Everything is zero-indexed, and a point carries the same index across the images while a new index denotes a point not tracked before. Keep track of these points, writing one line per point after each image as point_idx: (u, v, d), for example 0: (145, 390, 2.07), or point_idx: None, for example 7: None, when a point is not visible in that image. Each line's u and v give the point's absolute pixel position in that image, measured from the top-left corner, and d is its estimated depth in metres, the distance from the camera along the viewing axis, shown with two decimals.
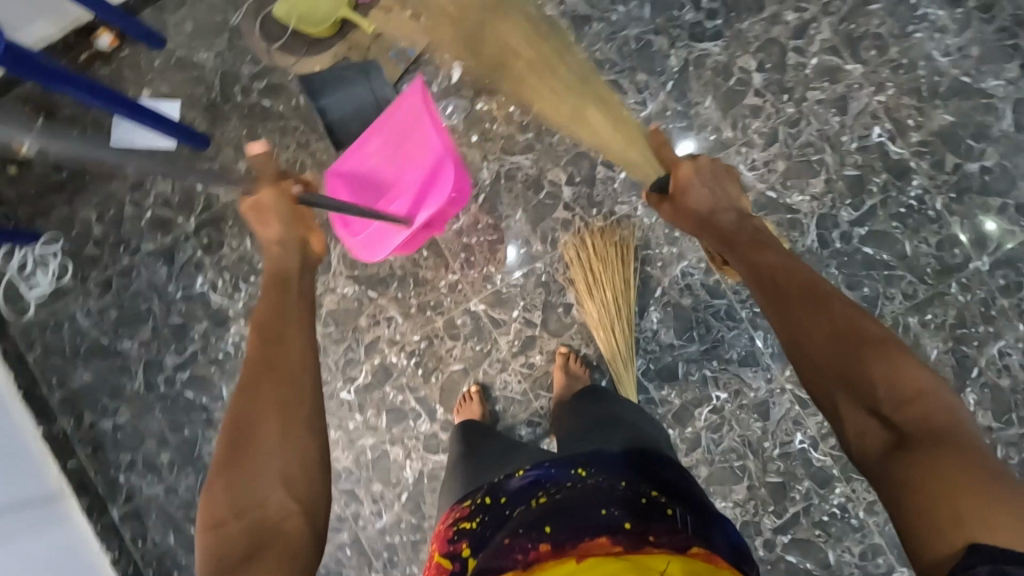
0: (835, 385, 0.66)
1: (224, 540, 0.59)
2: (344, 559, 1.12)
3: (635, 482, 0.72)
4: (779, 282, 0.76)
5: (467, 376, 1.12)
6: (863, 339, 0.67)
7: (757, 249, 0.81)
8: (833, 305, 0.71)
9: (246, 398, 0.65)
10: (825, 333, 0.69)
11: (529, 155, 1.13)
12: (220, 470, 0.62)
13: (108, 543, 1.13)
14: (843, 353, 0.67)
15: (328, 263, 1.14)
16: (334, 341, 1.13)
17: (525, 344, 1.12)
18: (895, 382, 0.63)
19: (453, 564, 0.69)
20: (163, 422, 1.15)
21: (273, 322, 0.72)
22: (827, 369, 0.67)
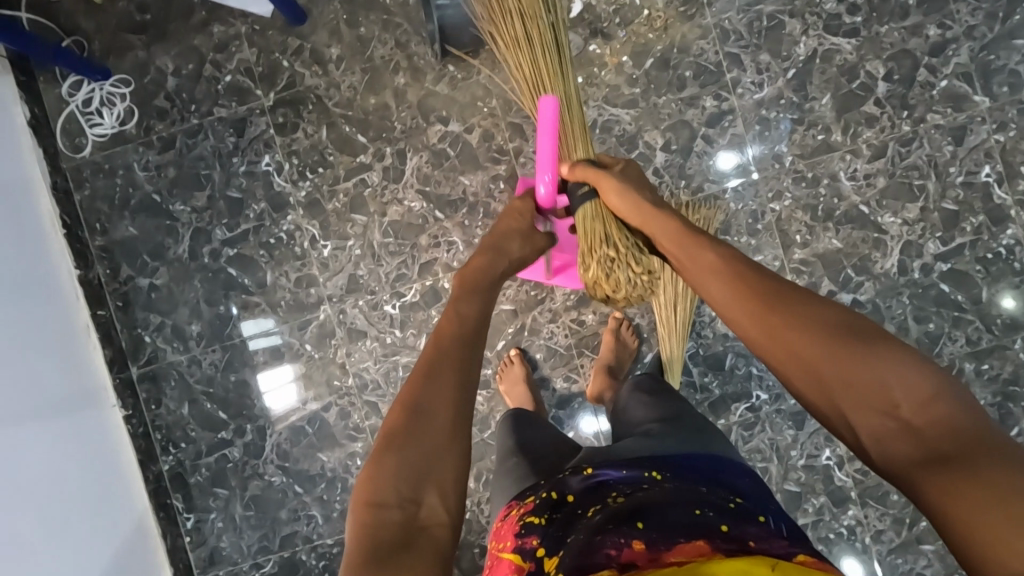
0: (841, 407, 0.54)
1: (375, 526, 0.56)
2: (353, 468, 1.12)
3: (716, 492, 0.70)
4: (729, 277, 0.63)
5: (515, 319, 1.10)
6: (849, 333, 0.54)
7: (717, 242, 0.67)
8: (809, 302, 0.58)
9: (423, 395, 0.63)
10: (805, 330, 0.56)
11: (631, 111, 1.08)
12: (380, 453, 0.60)
13: (122, 399, 1.11)
14: (834, 358, 0.53)
15: (401, 173, 1.10)
16: (390, 252, 1.11)
17: (580, 301, 1.10)
18: (906, 379, 0.50)
19: (527, 562, 0.66)
20: (201, 294, 1.13)
21: (459, 324, 0.71)
22: (825, 390, 0.54)
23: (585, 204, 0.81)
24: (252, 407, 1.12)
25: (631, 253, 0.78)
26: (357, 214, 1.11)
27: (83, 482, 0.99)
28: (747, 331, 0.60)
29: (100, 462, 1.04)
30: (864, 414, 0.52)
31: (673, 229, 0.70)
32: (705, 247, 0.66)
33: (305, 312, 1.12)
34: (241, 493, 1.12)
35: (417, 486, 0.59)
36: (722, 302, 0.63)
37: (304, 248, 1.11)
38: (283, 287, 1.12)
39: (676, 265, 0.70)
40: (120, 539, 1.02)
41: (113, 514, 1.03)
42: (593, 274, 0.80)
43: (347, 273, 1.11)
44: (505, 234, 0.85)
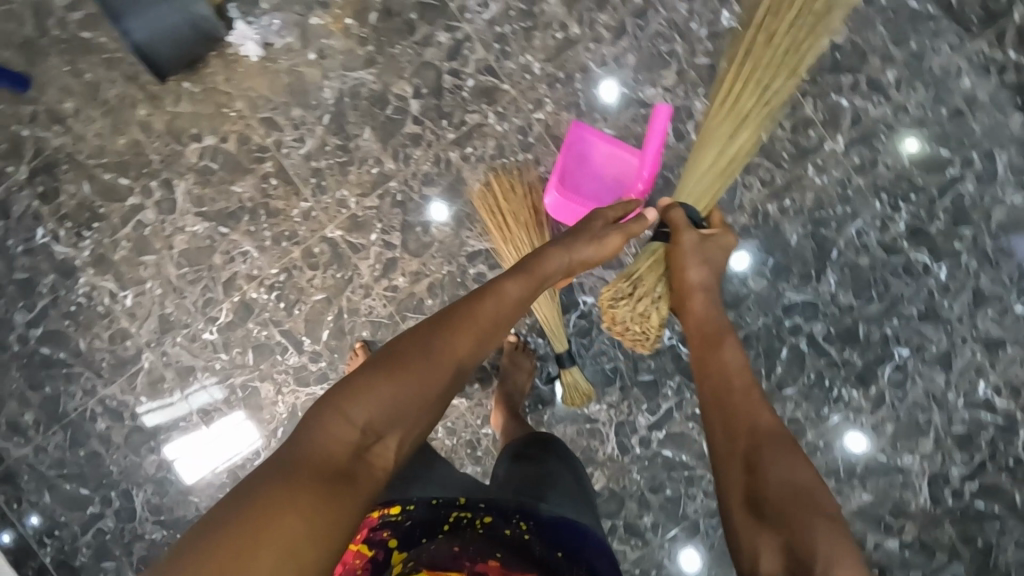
0: (757, 524, 0.65)
1: (338, 435, 0.62)
2: None
3: (569, 560, 0.66)
4: (729, 396, 0.76)
5: (331, 305, 1.10)
6: (813, 498, 0.64)
7: (740, 366, 0.79)
8: (788, 451, 0.69)
9: (444, 354, 0.70)
10: (779, 475, 0.67)
11: (372, 70, 1.07)
12: (381, 373, 0.67)
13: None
14: (789, 502, 0.64)
15: (174, 202, 1.09)
16: (190, 281, 1.10)
17: (386, 267, 1.09)
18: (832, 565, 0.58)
19: (375, 552, 0.67)
20: (23, 383, 1.11)
21: (502, 311, 0.77)
22: (758, 508, 0.65)
23: (656, 244, 0.88)
24: (112, 474, 1.12)
25: (647, 307, 0.86)
26: (146, 255, 1.10)
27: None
28: (725, 427, 0.73)
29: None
30: (774, 544, 0.62)
31: (705, 329, 0.84)
32: (730, 366, 0.79)
33: (130, 366, 1.11)
34: (129, 559, 1.12)
35: (387, 426, 0.65)
36: (721, 399, 0.76)
37: (107, 305, 1.10)
38: (99, 349, 1.11)
39: (692, 357, 0.83)
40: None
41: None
42: (609, 291, 0.87)
43: (155, 315, 1.10)
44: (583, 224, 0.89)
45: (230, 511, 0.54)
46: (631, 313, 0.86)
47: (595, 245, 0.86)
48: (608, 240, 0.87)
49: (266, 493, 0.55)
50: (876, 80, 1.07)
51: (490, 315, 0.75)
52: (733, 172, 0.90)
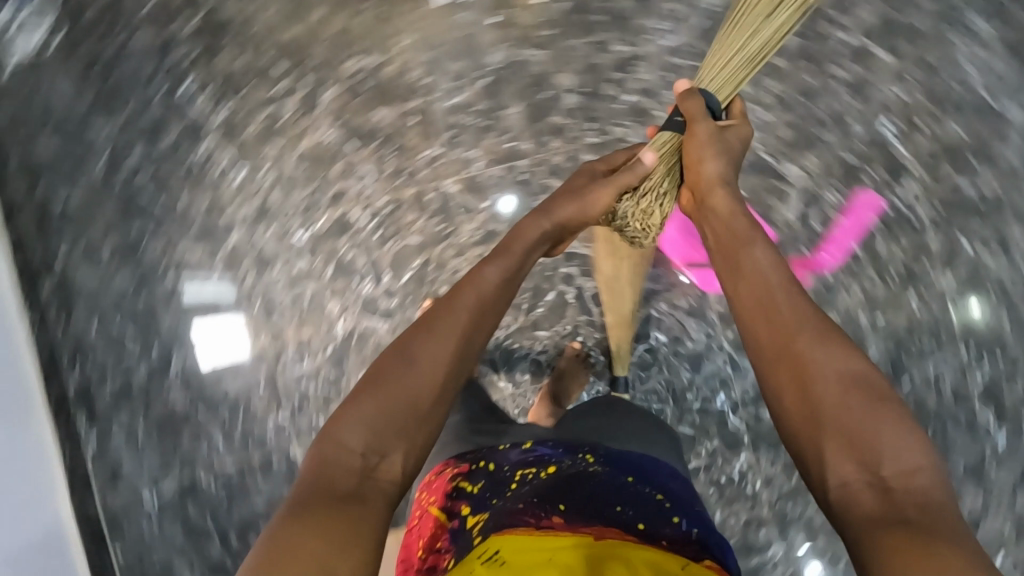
0: (818, 426, 0.61)
1: (339, 460, 0.62)
2: (256, 393, 1.14)
3: (640, 482, 0.76)
4: (767, 298, 0.72)
5: (422, 252, 1.12)
6: (867, 389, 0.62)
7: (773, 262, 0.75)
8: (834, 344, 0.66)
9: (424, 359, 0.70)
10: (831, 367, 0.64)
11: (543, 53, 1.10)
12: (362, 396, 0.67)
13: (27, 316, 1.11)
14: (847, 397, 0.61)
15: (316, 103, 1.12)
16: (302, 181, 1.13)
17: (486, 237, 1.12)
18: (885, 445, 0.58)
19: (453, 519, 0.72)
20: (115, 215, 1.14)
21: (486, 309, 0.77)
22: (818, 410, 0.62)
23: (665, 136, 0.83)
24: (161, 329, 1.14)
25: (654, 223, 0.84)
26: (272, 142, 1.13)
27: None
28: (769, 327, 0.69)
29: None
30: (840, 447, 0.59)
31: (732, 227, 0.79)
32: (745, 270, 0.75)
33: (216, 237, 1.14)
34: (145, 413, 1.14)
35: (386, 441, 0.65)
36: (758, 305, 0.72)
37: (218, 174, 1.13)
38: (196, 211, 1.13)
39: (721, 264, 0.79)
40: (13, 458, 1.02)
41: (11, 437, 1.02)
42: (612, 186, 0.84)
43: (258, 200, 1.13)
44: (576, 186, 0.89)
45: (254, 567, 0.52)
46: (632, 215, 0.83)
47: (584, 178, 0.89)
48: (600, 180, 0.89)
49: (286, 536, 0.55)
50: (1008, 237, 1.07)
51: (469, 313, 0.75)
52: (761, 63, 0.83)
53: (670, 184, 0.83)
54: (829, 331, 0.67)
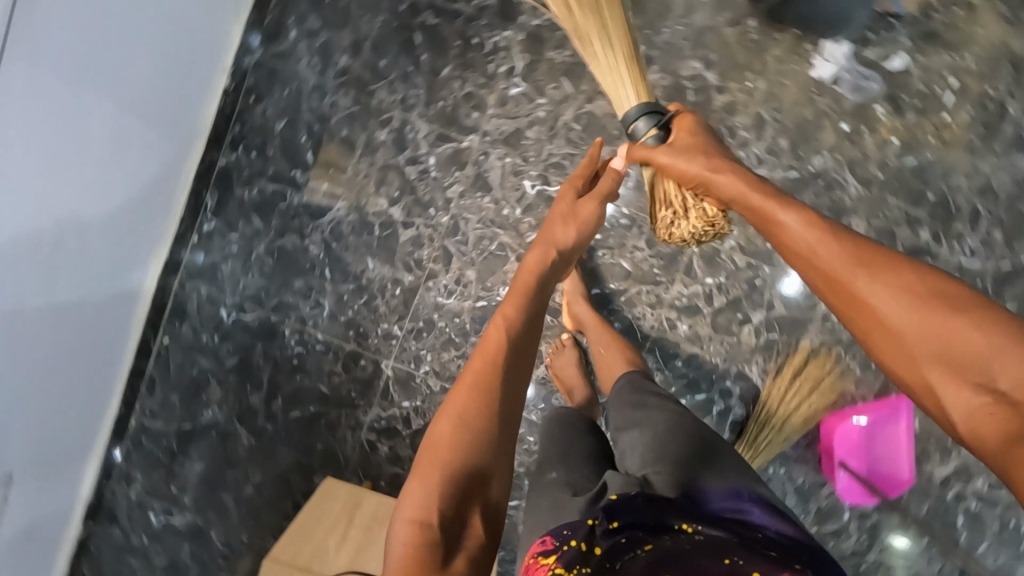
0: (909, 358, 0.49)
1: (419, 545, 0.55)
2: (387, 293, 1.05)
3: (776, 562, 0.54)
4: (810, 250, 0.57)
5: (623, 280, 1.05)
6: (920, 289, 0.50)
7: (801, 224, 0.58)
8: (887, 265, 0.52)
9: (454, 408, 0.62)
10: (902, 296, 0.50)
11: (859, 189, 1.01)
12: (414, 472, 0.60)
13: (227, 82, 1.01)
14: (914, 315, 0.49)
15: None
16: (569, 138, 1.01)
17: (687, 308, 1.05)
18: (995, 361, 0.45)
19: None
20: (373, 36, 1.01)
21: (509, 340, 0.67)
22: (898, 338, 0.50)
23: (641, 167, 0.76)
24: (342, 173, 1.03)
25: (698, 207, 0.73)
26: (567, 81, 1.00)
27: (128, 157, 0.86)
28: (823, 286, 0.56)
29: (157, 140, 0.91)
30: (949, 377, 0.47)
31: (750, 202, 0.63)
32: (783, 237, 0.59)
33: (452, 129, 1.01)
34: (271, 236, 1.04)
35: (461, 505, 0.58)
36: (803, 265, 0.58)
37: (496, 71, 1.00)
38: (449, 89, 1.01)
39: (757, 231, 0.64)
40: (135, 224, 0.92)
41: (143, 202, 0.93)
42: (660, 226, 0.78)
43: (516, 124, 1.01)
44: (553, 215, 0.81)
45: None
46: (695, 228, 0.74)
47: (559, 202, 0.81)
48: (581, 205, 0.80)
49: None
50: None
51: (491, 348, 0.67)
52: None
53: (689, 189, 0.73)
54: (869, 244, 0.55)
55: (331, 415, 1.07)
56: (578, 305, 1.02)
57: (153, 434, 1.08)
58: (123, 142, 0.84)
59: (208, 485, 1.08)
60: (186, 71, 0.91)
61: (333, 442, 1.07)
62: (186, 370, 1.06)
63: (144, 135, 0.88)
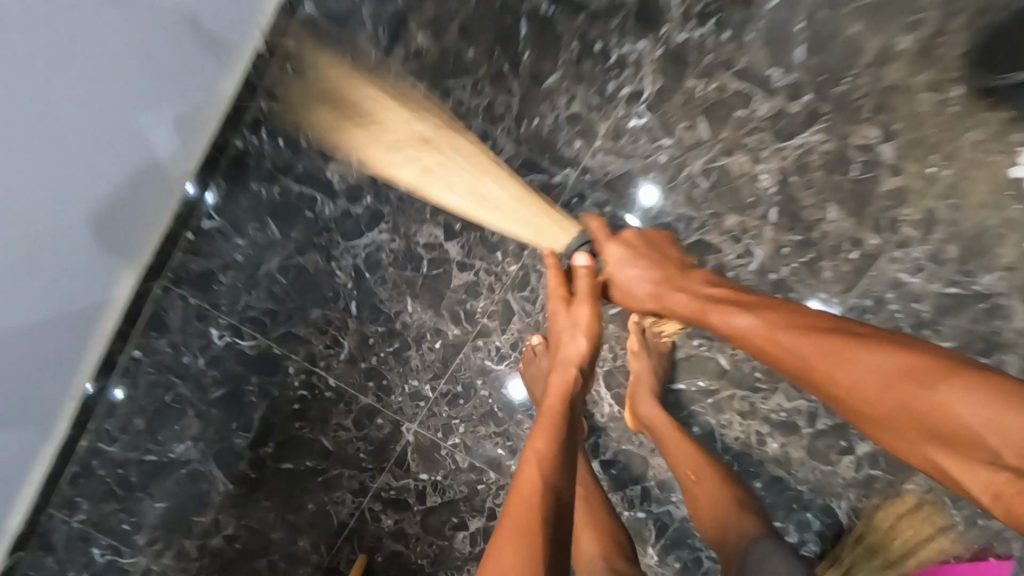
0: (902, 439, 0.47)
1: None
2: (423, 345, 0.83)
3: None
4: (776, 342, 0.55)
5: (718, 378, 0.85)
6: (927, 370, 0.46)
7: (753, 329, 0.57)
8: (866, 353, 0.49)
9: (501, 570, 0.50)
10: (878, 381, 0.48)
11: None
12: None
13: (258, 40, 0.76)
14: (879, 387, 0.48)
15: (789, 133, 0.77)
16: (690, 198, 0.79)
17: (784, 424, 0.86)
18: (957, 412, 0.43)
19: None
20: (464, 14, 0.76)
21: (548, 481, 0.56)
22: (878, 418, 0.49)
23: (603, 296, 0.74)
24: (392, 186, 0.79)
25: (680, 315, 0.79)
26: (704, 124, 0.77)
27: (91, 149, 0.63)
28: (812, 388, 0.53)
29: (144, 133, 0.68)
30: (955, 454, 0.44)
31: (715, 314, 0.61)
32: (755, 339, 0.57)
33: (544, 157, 0.78)
34: (287, 249, 0.80)
35: None
36: (789, 362, 0.55)
37: (616, 93, 0.76)
38: (551, 104, 0.77)
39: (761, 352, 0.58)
40: (104, 238, 0.71)
41: (119, 212, 0.70)
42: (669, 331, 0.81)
43: (628, 167, 0.78)
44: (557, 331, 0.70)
45: None
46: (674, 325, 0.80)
47: (558, 317, 0.70)
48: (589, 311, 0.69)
49: None
50: None
51: (531, 493, 0.55)
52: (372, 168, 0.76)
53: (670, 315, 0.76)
54: (843, 323, 0.54)
55: (331, 474, 0.87)
56: (647, 403, 0.81)
57: (107, 460, 0.87)
58: (85, 127, 0.61)
59: (167, 529, 0.88)
60: (193, 46, 0.69)
61: (327, 502, 0.88)
62: (157, 395, 0.85)
63: (121, 124, 0.65)
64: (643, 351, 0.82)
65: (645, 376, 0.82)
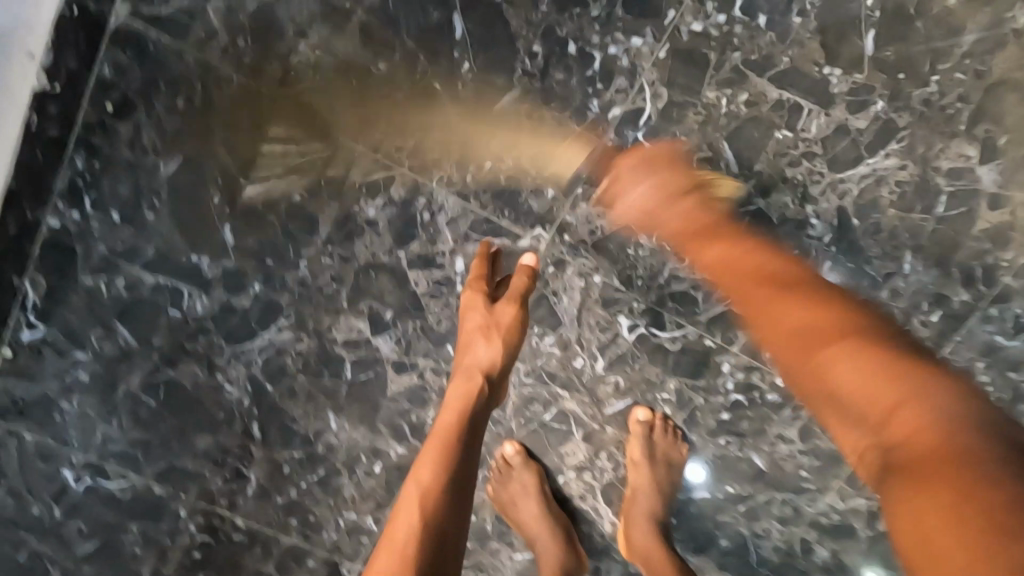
0: (812, 372, 0.36)
1: None
2: (357, 468, 0.61)
3: None
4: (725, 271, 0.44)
5: (753, 482, 0.64)
6: (836, 331, 0.36)
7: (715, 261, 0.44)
8: (795, 303, 0.39)
9: None
10: (784, 305, 0.39)
11: None
12: None
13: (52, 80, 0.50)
14: (796, 325, 0.37)
15: (851, 159, 0.54)
16: None
17: (838, 529, 0.65)
18: (856, 385, 0.34)
19: None
20: (365, 10, 0.50)
21: (428, 516, 0.44)
22: (784, 340, 0.37)
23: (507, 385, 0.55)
24: (287, 268, 0.55)
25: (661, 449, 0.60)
26: (730, 154, 0.53)
27: None
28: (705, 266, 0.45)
29: None
30: (919, 492, 0.30)
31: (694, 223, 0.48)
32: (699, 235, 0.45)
33: (503, 215, 0.54)
34: (154, 361, 0.57)
35: None
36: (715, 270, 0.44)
37: (603, 116, 0.52)
38: (510, 141, 0.52)
39: (714, 264, 0.44)
40: None
41: None
42: (655, 469, 0.60)
43: (624, 221, 0.55)
44: (460, 384, 0.51)
45: None
46: (663, 454, 0.60)
47: (468, 347, 0.53)
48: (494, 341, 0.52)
49: None
50: None
51: (407, 541, 0.42)
52: None
53: (644, 449, 0.60)
54: (785, 270, 0.42)
55: None
56: (643, 530, 0.59)
57: None
58: None
59: None
60: None
61: None
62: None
63: None
64: (644, 462, 0.59)
65: (645, 494, 0.60)
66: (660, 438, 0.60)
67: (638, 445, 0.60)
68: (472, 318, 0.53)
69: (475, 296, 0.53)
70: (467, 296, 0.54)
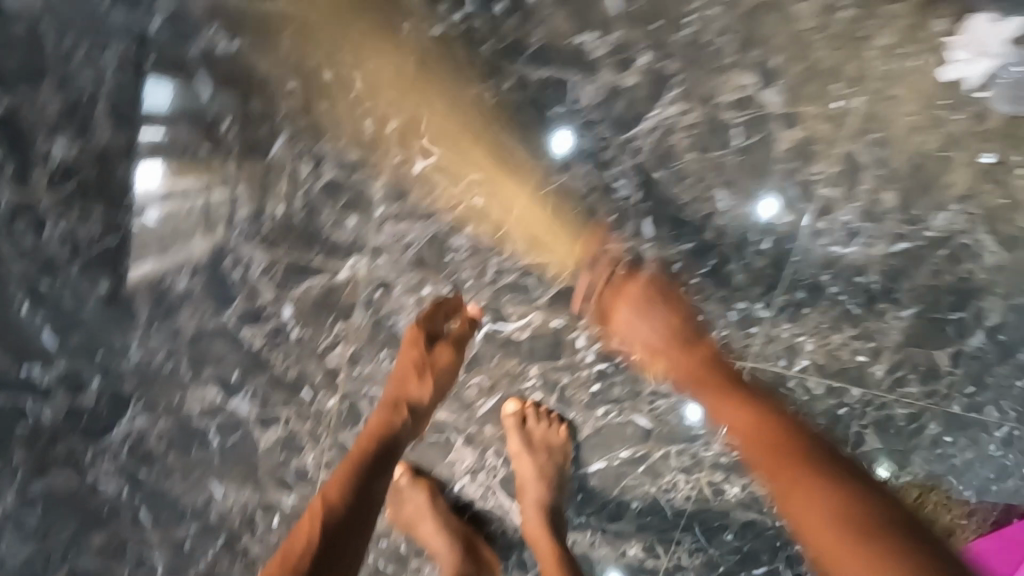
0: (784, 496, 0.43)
1: None
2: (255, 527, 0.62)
3: None
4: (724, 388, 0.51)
5: (643, 442, 0.65)
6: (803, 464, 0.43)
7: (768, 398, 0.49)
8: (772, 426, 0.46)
9: None
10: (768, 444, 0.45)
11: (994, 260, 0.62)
12: None
13: None
14: (783, 464, 0.44)
15: (633, 117, 0.55)
16: (534, 240, 0.57)
17: (741, 464, 0.66)
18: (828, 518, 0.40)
19: None
20: (111, 95, 0.50)
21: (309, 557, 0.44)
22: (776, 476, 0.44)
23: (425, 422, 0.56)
24: (120, 355, 0.55)
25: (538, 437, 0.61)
26: (516, 140, 0.54)
27: None
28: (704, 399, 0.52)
29: None
30: None
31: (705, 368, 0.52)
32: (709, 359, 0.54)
33: (314, 253, 0.54)
34: (21, 476, 0.57)
35: None
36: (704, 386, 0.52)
37: (380, 136, 0.52)
38: (295, 183, 0.53)
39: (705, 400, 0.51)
40: None
41: None
42: (536, 457, 0.61)
43: (434, 229, 0.55)
44: (388, 408, 0.53)
45: None
46: (540, 441, 0.61)
47: (410, 380, 0.54)
48: (426, 380, 0.54)
49: None
50: None
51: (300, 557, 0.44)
52: None
53: (520, 439, 0.61)
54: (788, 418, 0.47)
55: None
56: (531, 516, 0.61)
57: None
58: None
59: None
60: None
61: None
62: None
63: None
64: (523, 452, 0.61)
65: (531, 482, 0.62)
66: (537, 424, 0.61)
67: (516, 436, 0.61)
68: (410, 353, 0.54)
69: (418, 333, 0.55)
70: (417, 331, 0.55)
